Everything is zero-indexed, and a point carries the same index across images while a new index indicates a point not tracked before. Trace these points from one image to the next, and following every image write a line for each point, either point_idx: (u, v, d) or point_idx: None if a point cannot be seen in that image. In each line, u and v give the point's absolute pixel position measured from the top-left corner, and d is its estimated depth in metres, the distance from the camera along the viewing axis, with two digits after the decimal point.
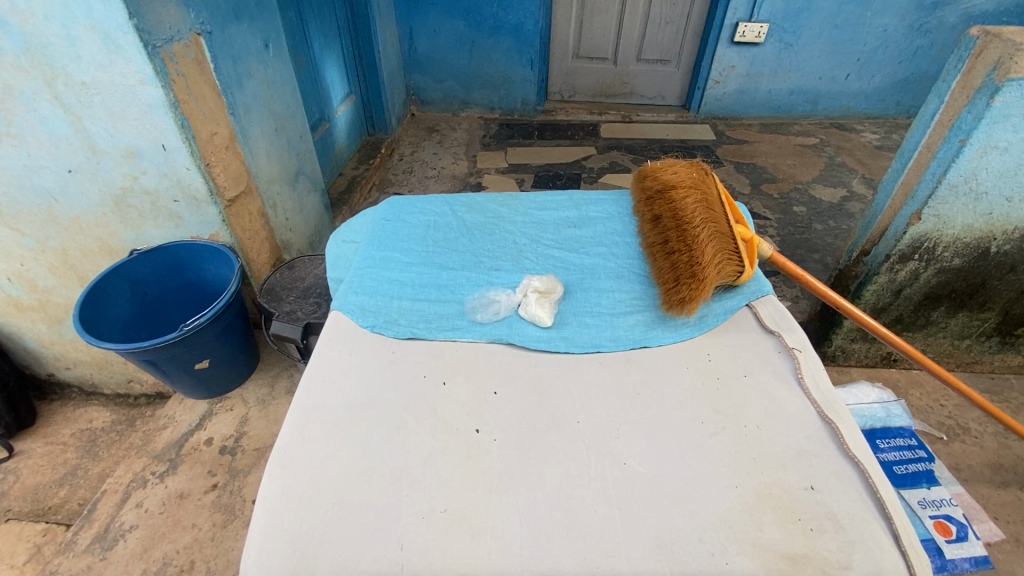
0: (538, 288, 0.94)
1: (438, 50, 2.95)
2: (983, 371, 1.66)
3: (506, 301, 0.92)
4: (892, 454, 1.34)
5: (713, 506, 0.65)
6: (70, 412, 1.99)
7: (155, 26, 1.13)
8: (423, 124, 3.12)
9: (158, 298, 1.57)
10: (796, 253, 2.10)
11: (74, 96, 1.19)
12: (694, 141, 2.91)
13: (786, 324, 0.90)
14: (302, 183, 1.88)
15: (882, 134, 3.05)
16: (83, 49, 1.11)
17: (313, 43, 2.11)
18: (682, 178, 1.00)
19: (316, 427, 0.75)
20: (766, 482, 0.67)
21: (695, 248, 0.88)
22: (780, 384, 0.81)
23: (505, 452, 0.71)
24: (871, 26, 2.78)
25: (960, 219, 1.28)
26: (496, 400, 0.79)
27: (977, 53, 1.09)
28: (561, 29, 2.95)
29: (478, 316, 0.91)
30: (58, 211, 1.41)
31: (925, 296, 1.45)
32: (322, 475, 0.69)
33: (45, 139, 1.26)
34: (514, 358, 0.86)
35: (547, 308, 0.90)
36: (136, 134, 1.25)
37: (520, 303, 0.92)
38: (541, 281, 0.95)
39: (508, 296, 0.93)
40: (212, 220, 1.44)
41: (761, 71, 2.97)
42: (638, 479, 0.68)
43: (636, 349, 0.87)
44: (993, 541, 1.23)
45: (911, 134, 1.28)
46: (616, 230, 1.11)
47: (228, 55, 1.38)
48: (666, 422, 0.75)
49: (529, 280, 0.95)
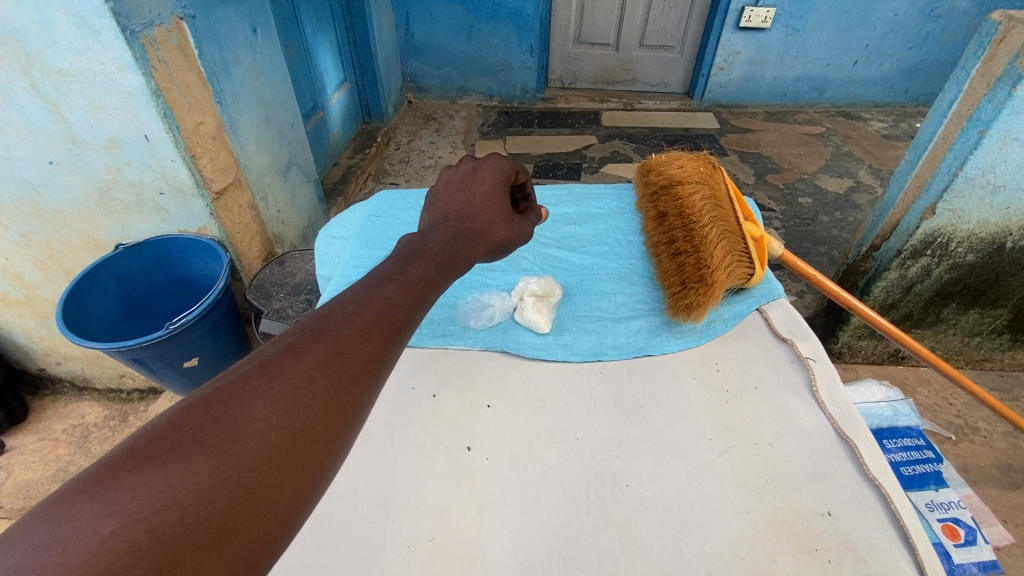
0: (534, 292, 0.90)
1: (435, 36, 2.87)
2: (992, 368, 1.62)
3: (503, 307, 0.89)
4: (900, 454, 1.31)
5: (722, 534, 0.61)
6: (62, 407, 1.96)
7: (133, 10, 1.07)
8: (421, 112, 3.06)
9: (147, 293, 1.53)
10: (801, 246, 2.05)
11: (52, 84, 1.13)
12: (696, 130, 2.85)
13: (798, 331, 0.86)
14: (294, 174, 1.82)
15: (889, 123, 2.99)
16: (59, 34, 1.06)
17: (304, 28, 2.04)
18: (688, 173, 0.94)
19: None
20: (779, 507, 0.63)
21: (703, 250, 0.83)
22: (793, 397, 0.77)
23: (497, 474, 0.67)
24: (881, 10, 2.70)
25: (976, 214, 1.23)
26: (489, 414, 0.74)
27: (1000, 38, 1.01)
28: (561, 13, 2.86)
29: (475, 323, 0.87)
30: (40, 204, 1.36)
31: (937, 293, 1.41)
32: None
33: (23, 129, 1.21)
34: (508, 366, 0.82)
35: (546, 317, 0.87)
36: (118, 124, 1.20)
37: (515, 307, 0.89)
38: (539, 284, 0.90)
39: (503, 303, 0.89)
40: (200, 214, 1.40)
41: (767, 58, 2.89)
42: (641, 502, 0.64)
43: (638, 357, 0.83)
44: (1003, 545, 1.20)
45: (926, 124, 1.22)
46: (618, 227, 1.06)
47: (213, 41, 1.32)
48: (670, 438, 0.71)
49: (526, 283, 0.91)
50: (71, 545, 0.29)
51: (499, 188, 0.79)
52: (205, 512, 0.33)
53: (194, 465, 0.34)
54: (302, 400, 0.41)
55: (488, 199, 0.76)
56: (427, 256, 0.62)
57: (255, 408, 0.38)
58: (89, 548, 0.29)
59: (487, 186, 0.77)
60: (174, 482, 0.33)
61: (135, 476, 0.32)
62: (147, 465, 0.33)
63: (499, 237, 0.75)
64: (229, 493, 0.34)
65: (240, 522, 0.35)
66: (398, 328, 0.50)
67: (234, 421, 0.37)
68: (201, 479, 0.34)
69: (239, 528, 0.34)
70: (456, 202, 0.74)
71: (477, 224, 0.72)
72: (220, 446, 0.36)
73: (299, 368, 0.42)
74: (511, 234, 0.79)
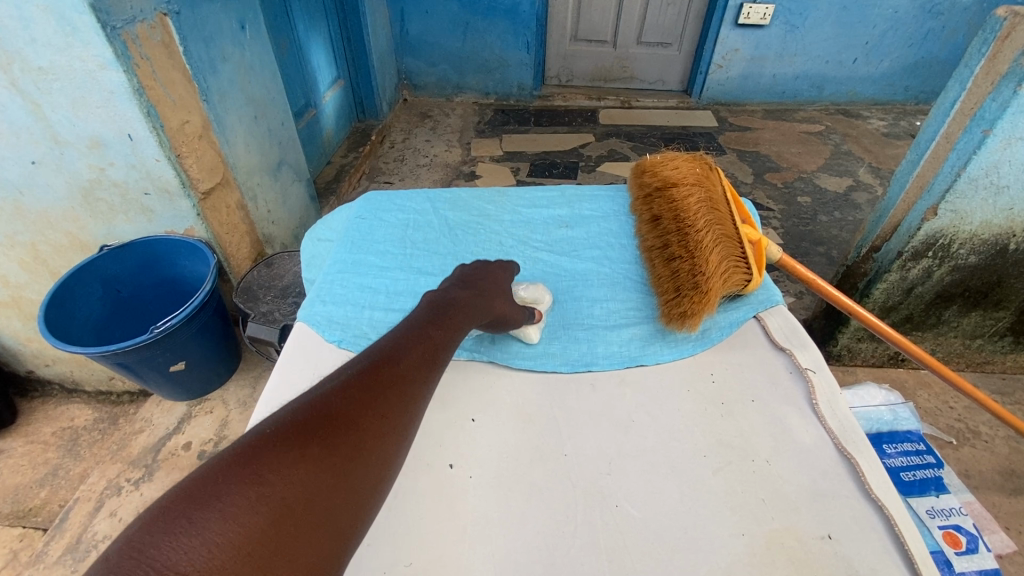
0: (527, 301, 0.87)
1: (430, 33, 2.83)
2: (993, 371, 1.60)
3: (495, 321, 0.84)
4: (899, 459, 1.28)
5: (717, 556, 0.59)
6: (51, 410, 1.92)
7: (114, 6, 1.04)
8: (416, 109, 3.02)
9: (133, 295, 1.50)
10: (801, 246, 2.03)
11: (32, 83, 1.10)
12: (695, 128, 2.82)
13: (798, 340, 0.83)
14: (285, 173, 1.79)
15: (889, 121, 2.96)
16: (38, 31, 1.02)
17: (296, 25, 2.00)
18: (683, 174, 0.91)
19: None
20: (777, 529, 0.61)
21: (698, 256, 0.80)
22: (792, 411, 0.74)
23: (481, 493, 0.65)
24: (882, 7, 2.66)
25: (979, 215, 1.20)
26: (474, 429, 0.72)
27: (1004, 36, 0.99)
28: (558, 10, 2.82)
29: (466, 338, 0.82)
30: (23, 205, 1.33)
31: (937, 295, 1.38)
32: None
33: (4, 128, 1.18)
34: (495, 377, 0.79)
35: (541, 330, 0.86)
36: (101, 123, 1.17)
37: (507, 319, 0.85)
38: (533, 294, 0.87)
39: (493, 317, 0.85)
40: (187, 215, 1.36)
41: (766, 55, 2.86)
42: (632, 523, 0.62)
43: (630, 367, 0.81)
44: (1005, 553, 1.17)
45: (928, 124, 1.19)
46: (611, 230, 1.04)
47: (199, 38, 1.29)
48: (663, 455, 0.69)
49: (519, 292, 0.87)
50: (229, 505, 0.39)
51: (511, 283, 0.86)
52: (313, 495, 0.43)
53: (305, 462, 0.44)
54: (371, 422, 0.52)
55: (495, 284, 0.81)
56: (454, 309, 0.72)
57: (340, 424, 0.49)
58: (246, 505, 0.39)
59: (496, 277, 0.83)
60: (293, 473, 0.43)
61: (269, 459, 0.42)
62: (274, 455, 0.43)
63: (502, 309, 0.78)
64: (329, 484, 0.44)
65: (332, 510, 0.45)
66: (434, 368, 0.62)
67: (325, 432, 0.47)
68: (311, 471, 0.44)
69: (332, 512, 0.44)
70: (468, 279, 0.80)
71: (488, 297, 0.77)
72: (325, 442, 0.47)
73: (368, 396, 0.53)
74: (516, 315, 0.80)
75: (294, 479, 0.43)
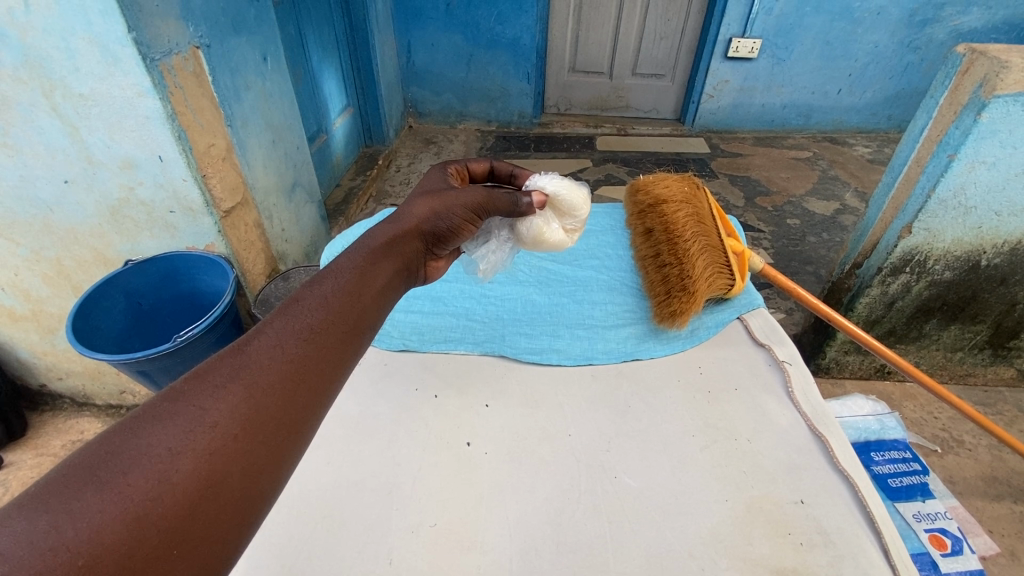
0: (550, 194, 0.91)
1: (436, 64, 2.98)
2: (976, 384, 1.67)
3: (506, 238, 0.93)
4: (887, 467, 1.34)
5: (704, 521, 0.69)
6: (61, 424, 1.89)
7: (154, 40, 1.14)
8: (421, 136, 3.15)
9: (153, 308, 1.56)
10: (790, 265, 2.12)
11: (72, 107, 1.19)
12: (688, 154, 2.95)
13: (776, 337, 0.96)
14: (298, 194, 1.88)
15: (874, 148, 3.10)
16: (82, 61, 1.12)
17: (311, 56, 2.13)
18: (673, 193, 1.00)
19: (321, 451, 0.78)
20: (756, 497, 0.72)
21: (686, 261, 0.90)
22: (771, 398, 0.87)
23: (493, 466, 0.76)
24: (863, 42, 2.83)
25: (950, 233, 1.29)
26: (486, 413, 0.84)
27: (965, 70, 1.10)
28: (557, 43, 2.98)
29: (473, 266, 0.96)
30: (53, 221, 1.40)
31: (917, 309, 1.46)
32: (326, 484, 0.73)
33: (42, 149, 1.26)
34: (505, 368, 0.92)
35: (566, 231, 0.95)
36: (133, 145, 1.25)
37: (518, 225, 0.91)
38: (556, 189, 0.91)
39: (505, 225, 0.92)
40: (208, 231, 1.43)
41: (755, 86, 3.00)
42: (628, 492, 0.73)
43: (626, 361, 0.94)
44: (988, 554, 1.22)
45: (900, 149, 1.29)
46: (609, 243, 1.18)
47: (226, 68, 1.40)
48: (656, 434, 0.80)
49: (542, 186, 0.91)
50: None
51: (444, 176, 0.88)
52: (135, 553, 0.34)
53: (97, 494, 0.35)
54: (236, 432, 0.41)
55: (424, 192, 0.80)
56: (371, 249, 0.64)
57: (166, 434, 0.39)
58: None
59: (422, 186, 0.84)
60: (89, 505, 0.34)
61: (66, 509, 0.34)
62: (72, 505, 0.34)
63: (422, 207, 0.74)
64: (156, 531, 0.35)
65: (175, 555, 0.36)
66: (336, 341, 0.52)
67: (140, 448, 0.38)
68: (123, 525, 0.34)
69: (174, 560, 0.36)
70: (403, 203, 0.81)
71: (398, 212, 0.73)
72: (160, 470, 0.37)
73: (225, 387, 0.43)
74: (442, 206, 0.76)
75: (86, 512, 0.34)
